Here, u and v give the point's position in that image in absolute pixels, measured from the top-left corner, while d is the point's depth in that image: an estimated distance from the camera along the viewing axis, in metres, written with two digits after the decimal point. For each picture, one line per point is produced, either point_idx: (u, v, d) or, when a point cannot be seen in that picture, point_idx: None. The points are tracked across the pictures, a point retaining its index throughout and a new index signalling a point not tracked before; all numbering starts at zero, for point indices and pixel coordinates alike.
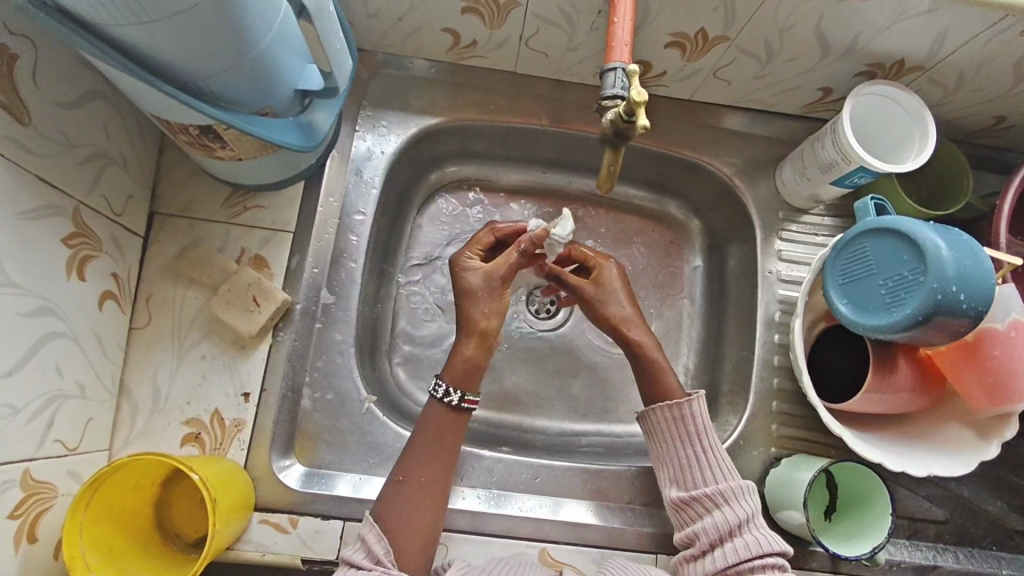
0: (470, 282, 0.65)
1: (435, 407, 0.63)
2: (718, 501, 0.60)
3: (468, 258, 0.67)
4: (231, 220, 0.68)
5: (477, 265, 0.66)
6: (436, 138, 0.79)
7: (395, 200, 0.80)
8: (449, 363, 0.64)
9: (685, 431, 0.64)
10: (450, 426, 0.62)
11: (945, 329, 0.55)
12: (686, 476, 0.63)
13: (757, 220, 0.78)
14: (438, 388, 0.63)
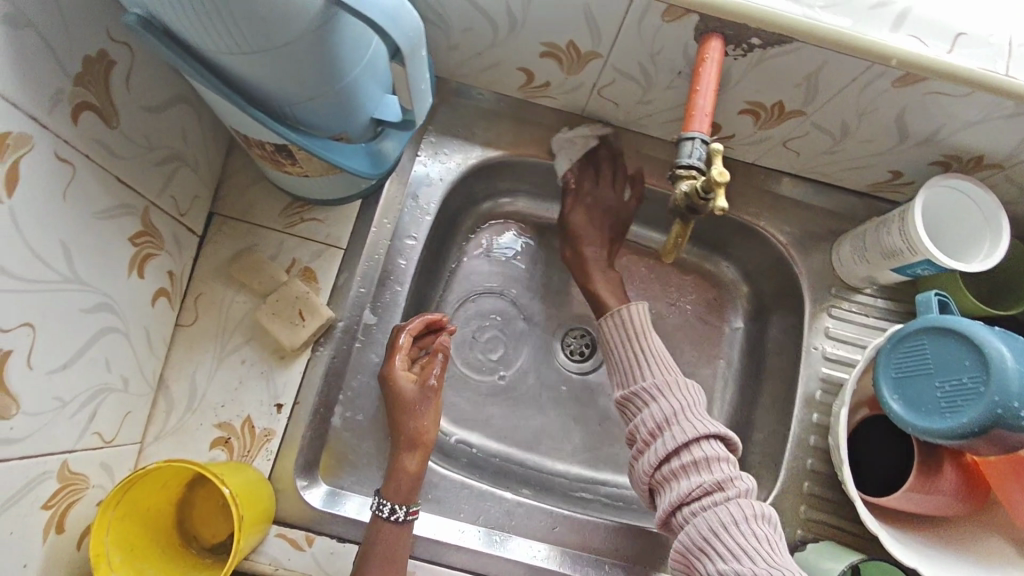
0: (403, 396, 0.66)
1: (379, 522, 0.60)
2: (653, 395, 0.65)
3: (400, 374, 0.66)
4: (286, 229, 0.68)
5: (406, 380, 0.66)
6: (495, 170, 0.79)
7: (445, 226, 0.80)
8: (388, 482, 0.62)
9: (625, 332, 0.70)
10: (397, 541, 0.60)
11: (1000, 441, 0.53)
12: (626, 376, 0.68)
13: (807, 292, 0.76)
14: (383, 507, 0.60)
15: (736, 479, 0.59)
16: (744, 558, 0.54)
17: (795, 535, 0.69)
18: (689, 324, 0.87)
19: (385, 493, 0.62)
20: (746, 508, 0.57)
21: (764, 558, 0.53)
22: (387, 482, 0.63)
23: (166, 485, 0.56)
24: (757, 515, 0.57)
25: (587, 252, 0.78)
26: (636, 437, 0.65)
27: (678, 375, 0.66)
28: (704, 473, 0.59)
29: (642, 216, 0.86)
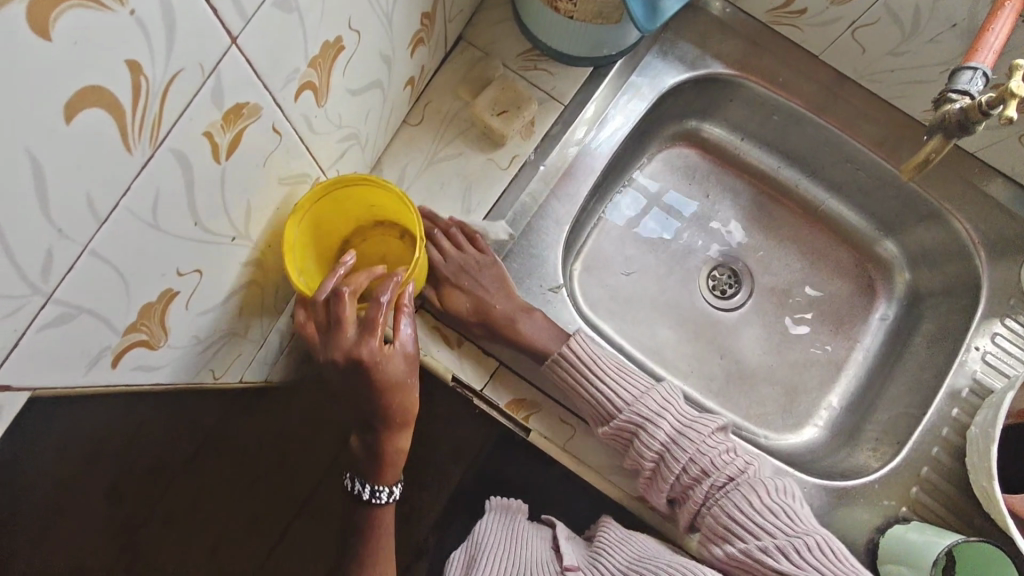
0: (383, 375, 0.54)
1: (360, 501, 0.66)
2: (639, 423, 0.64)
3: (370, 349, 0.53)
4: (519, 71, 0.73)
5: (373, 357, 0.53)
6: (712, 87, 0.81)
7: (645, 128, 0.84)
8: (381, 470, 0.63)
9: (572, 365, 0.65)
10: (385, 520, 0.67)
11: None
12: (601, 409, 0.64)
13: (984, 295, 0.75)
14: (379, 493, 0.65)
15: (736, 465, 0.62)
16: (774, 530, 0.58)
17: (899, 511, 0.69)
18: (837, 299, 0.87)
19: (365, 477, 0.64)
20: (762, 485, 0.61)
21: (786, 529, 0.58)
22: (367, 465, 0.63)
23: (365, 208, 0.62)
24: (779, 488, 0.61)
25: (524, 329, 0.66)
26: (642, 467, 0.64)
27: (651, 389, 0.66)
28: (717, 471, 0.62)
29: (829, 179, 0.86)
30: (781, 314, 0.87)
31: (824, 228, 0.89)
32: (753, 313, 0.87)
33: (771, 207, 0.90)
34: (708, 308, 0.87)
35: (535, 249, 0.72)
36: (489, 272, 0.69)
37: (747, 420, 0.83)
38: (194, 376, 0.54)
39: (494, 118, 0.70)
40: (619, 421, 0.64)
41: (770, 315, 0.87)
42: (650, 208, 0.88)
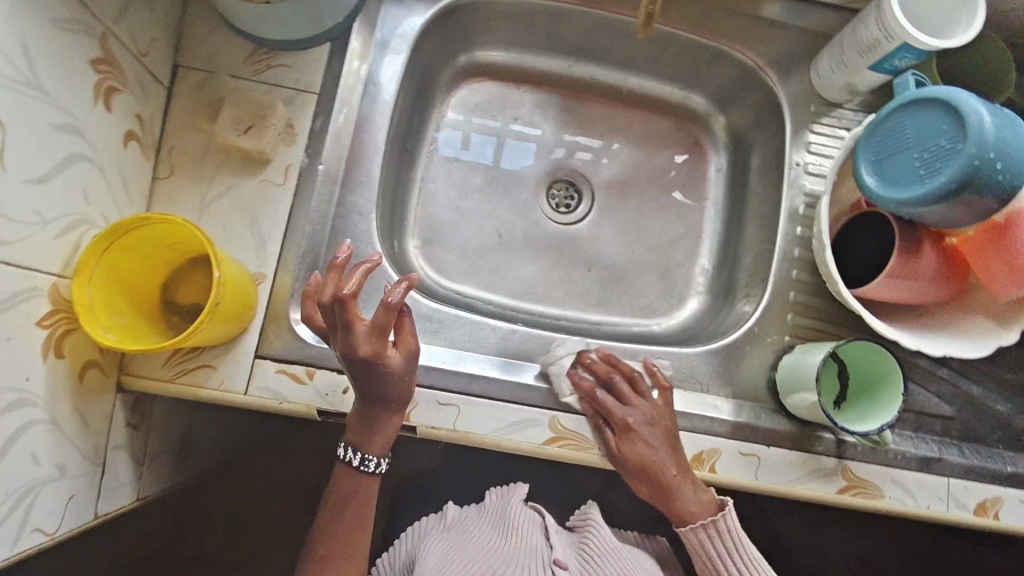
0: (386, 368, 0.52)
1: (349, 474, 0.62)
2: None
3: (370, 347, 0.51)
4: (254, 77, 0.67)
5: (375, 355, 0.51)
6: (463, 14, 0.77)
7: (418, 80, 0.79)
8: (371, 439, 0.60)
9: (729, 544, 0.65)
10: (365, 499, 0.63)
11: (968, 205, 0.56)
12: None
13: (787, 113, 0.76)
14: (368, 463, 0.61)
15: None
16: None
17: (784, 342, 0.71)
18: (671, 168, 0.87)
19: (360, 445, 0.60)
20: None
21: None
22: (360, 437, 0.60)
23: (174, 244, 0.57)
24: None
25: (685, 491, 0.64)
26: None
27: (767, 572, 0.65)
28: None
29: (617, 59, 0.85)
30: (627, 204, 0.87)
31: (634, 106, 0.88)
32: (601, 216, 0.87)
33: (578, 107, 0.88)
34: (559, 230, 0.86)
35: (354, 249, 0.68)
36: (648, 432, 0.64)
37: (634, 315, 0.83)
38: (14, 545, 0.48)
39: (243, 138, 0.63)
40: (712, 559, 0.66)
41: (618, 210, 0.87)
42: (464, 156, 0.85)
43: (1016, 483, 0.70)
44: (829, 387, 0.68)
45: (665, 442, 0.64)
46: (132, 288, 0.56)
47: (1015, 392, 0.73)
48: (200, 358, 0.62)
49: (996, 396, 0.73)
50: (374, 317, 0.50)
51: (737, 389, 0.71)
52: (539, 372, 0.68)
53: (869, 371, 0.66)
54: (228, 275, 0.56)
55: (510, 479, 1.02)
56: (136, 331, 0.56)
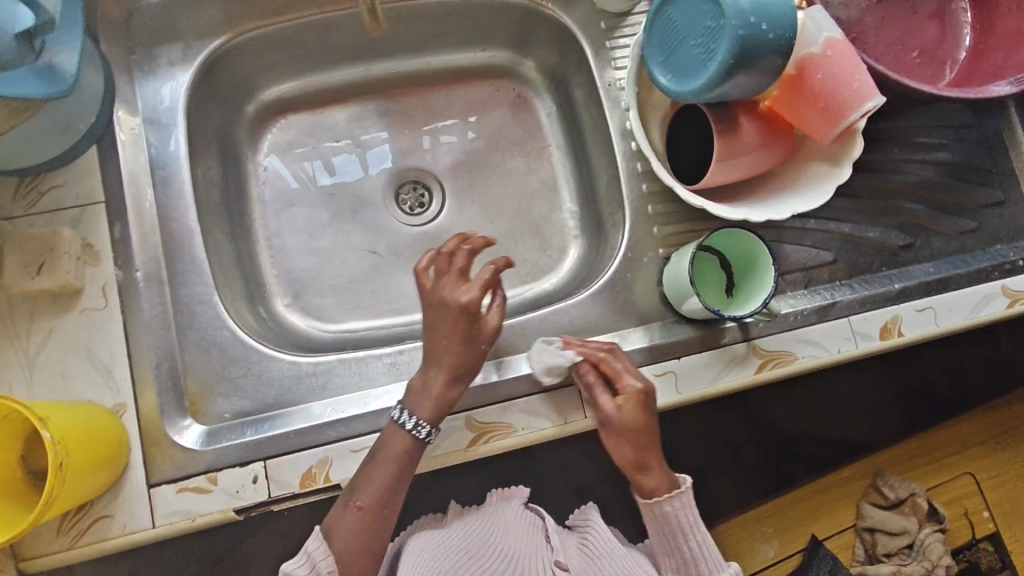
0: (461, 321, 0.62)
1: (400, 436, 0.60)
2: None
3: (469, 295, 0.63)
4: (31, 211, 0.62)
5: (450, 307, 0.63)
6: (230, 60, 0.73)
7: (216, 141, 0.75)
8: (428, 402, 0.61)
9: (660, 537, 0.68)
10: (408, 458, 0.60)
11: (754, 72, 0.56)
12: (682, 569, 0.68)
13: (583, 39, 0.75)
14: (421, 428, 0.60)
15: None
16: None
17: (661, 256, 0.72)
18: (506, 129, 0.86)
19: (415, 409, 0.61)
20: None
21: None
22: (417, 399, 0.61)
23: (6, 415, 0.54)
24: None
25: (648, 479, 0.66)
26: None
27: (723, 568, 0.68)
28: None
29: (409, 45, 0.82)
30: (477, 180, 0.86)
31: (447, 85, 0.86)
32: (458, 201, 0.85)
33: (394, 106, 0.85)
34: (424, 231, 0.84)
35: (210, 338, 0.64)
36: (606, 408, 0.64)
37: (524, 283, 0.83)
38: None
39: (40, 278, 0.59)
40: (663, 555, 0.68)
41: (470, 188, 0.85)
42: (300, 199, 0.81)
43: (909, 297, 0.74)
44: (712, 295, 0.69)
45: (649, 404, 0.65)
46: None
47: (880, 215, 0.77)
48: (93, 511, 0.58)
49: (865, 226, 0.76)
50: (477, 274, 0.64)
51: (636, 315, 0.71)
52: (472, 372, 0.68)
53: (721, 266, 0.70)
54: (68, 425, 0.52)
55: (484, 475, 1.02)
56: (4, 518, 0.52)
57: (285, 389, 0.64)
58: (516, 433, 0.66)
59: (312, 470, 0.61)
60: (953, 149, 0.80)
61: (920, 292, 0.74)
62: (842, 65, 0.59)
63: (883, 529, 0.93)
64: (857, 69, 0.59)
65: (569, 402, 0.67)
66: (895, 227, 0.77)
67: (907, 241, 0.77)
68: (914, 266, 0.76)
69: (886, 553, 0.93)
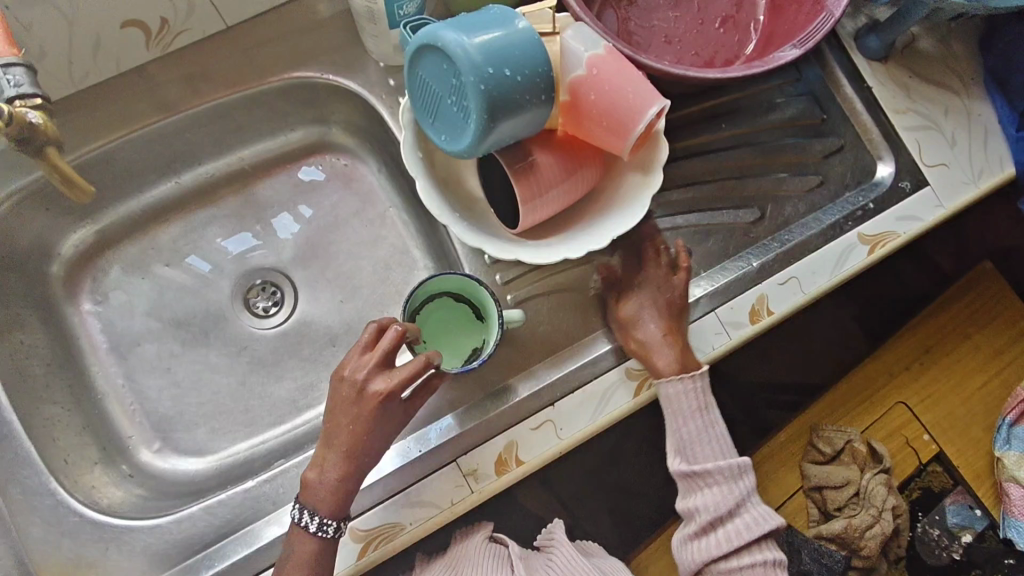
0: (378, 416, 0.56)
1: (305, 538, 0.56)
2: (715, 481, 0.69)
3: (383, 389, 0.55)
4: None
5: (361, 403, 0.56)
6: (11, 223, 0.68)
7: (28, 308, 0.70)
8: (329, 501, 0.56)
9: (695, 402, 0.68)
10: (320, 560, 0.56)
11: (517, 116, 0.54)
12: (689, 449, 0.70)
13: (376, 101, 0.72)
14: (327, 527, 0.56)
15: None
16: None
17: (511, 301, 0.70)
18: (341, 203, 0.82)
19: (314, 508, 0.56)
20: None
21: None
22: (314, 497, 0.57)
23: None
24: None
25: (660, 360, 0.66)
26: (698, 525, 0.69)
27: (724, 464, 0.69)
28: (759, 560, 0.69)
29: (211, 147, 0.78)
30: (325, 262, 0.82)
31: (269, 174, 0.82)
32: (311, 289, 0.81)
33: (217, 210, 0.81)
34: (285, 330, 0.80)
35: (59, 526, 0.60)
36: (654, 313, 0.68)
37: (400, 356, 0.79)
38: None
39: None
40: (695, 457, 0.70)
41: (321, 273, 0.81)
42: (144, 334, 0.77)
43: (770, 272, 0.72)
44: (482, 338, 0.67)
45: (665, 344, 0.67)
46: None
47: (724, 197, 0.76)
48: None
49: (711, 212, 0.75)
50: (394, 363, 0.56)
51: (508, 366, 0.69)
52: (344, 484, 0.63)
53: (449, 355, 0.67)
54: None
55: None
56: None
57: (154, 557, 0.61)
58: (405, 530, 0.63)
59: None
60: (779, 108, 0.78)
61: (779, 264, 0.72)
62: (614, 80, 0.57)
63: (829, 485, 0.92)
64: (629, 79, 0.58)
65: (451, 481, 0.64)
66: (741, 204, 0.75)
67: (756, 215, 0.75)
68: (768, 238, 0.74)
69: (838, 507, 0.91)
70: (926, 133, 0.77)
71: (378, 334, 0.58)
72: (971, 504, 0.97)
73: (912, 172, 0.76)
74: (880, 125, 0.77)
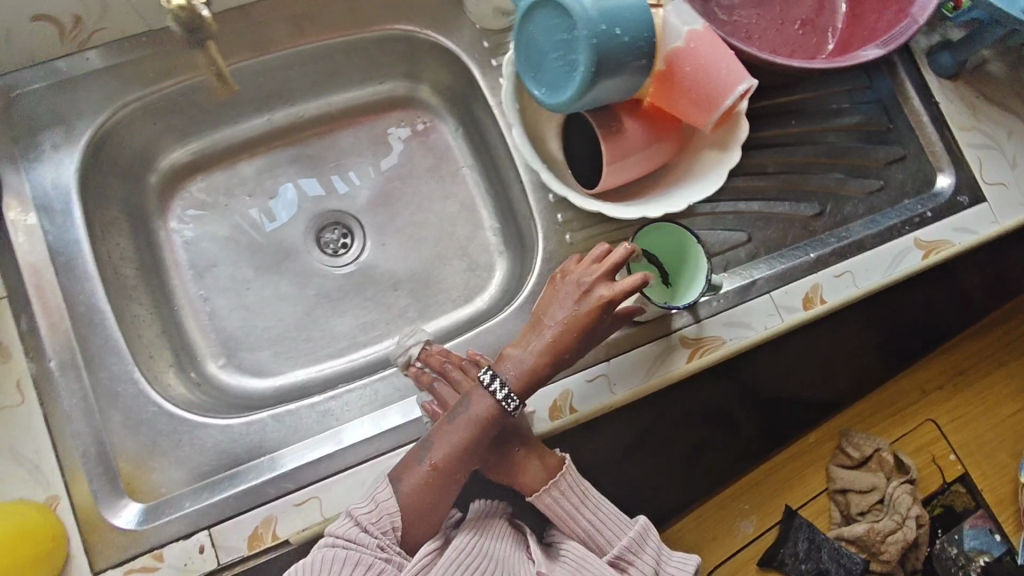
0: (590, 323, 0.60)
1: (488, 401, 0.59)
2: (630, 556, 0.62)
3: (607, 294, 0.59)
4: None
5: (584, 300, 0.60)
6: (121, 133, 0.72)
7: (122, 215, 0.75)
8: (522, 374, 0.59)
9: (575, 498, 0.63)
10: (484, 429, 0.59)
11: (620, 73, 0.57)
12: (586, 544, 0.63)
13: (469, 60, 0.76)
14: (510, 400, 0.59)
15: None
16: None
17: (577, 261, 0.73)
18: (416, 157, 0.87)
19: (506, 377, 0.59)
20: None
21: None
22: (508, 368, 0.60)
23: None
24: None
25: (526, 477, 0.63)
26: None
27: (628, 527, 0.64)
28: None
29: (305, 89, 0.82)
30: (396, 212, 0.86)
31: (352, 122, 0.86)
32: (380, 236, 0.85)
33: (300, 150, 0.85)
34: (351, 271, 0.84)
35: (138, 415, 0.64)
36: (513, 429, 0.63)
37: (456, 308, 0.83)
38: None
39: None
40: (596, 548, 0.63)
41: (391, 222, 0.85)
42: (221, 258, 0.81)
43: (826, 264, 0.75)
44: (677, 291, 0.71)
45: (530, 461, 0.63)
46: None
47: (789, 189, 0.78)
48: None
49: (774, 200, 0.78)
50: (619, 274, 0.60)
51: None
52: (367, 424, 0.65)
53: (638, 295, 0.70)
54: None
55: None
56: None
57: (221, 455, 0.64)
58: None
59: (257, 531, 0.61)
60: (848, 112, 0.81)
61: (835, 258, 0.75)
62: (707, 57, 0.60)
63: (854, 489, 0.94)
64: (722, 58, 0.61)
65: None
66: (804, 197, 0.78)
67: (816, 209, 0.78)
68: (825, 233, 0.77)
69: (861, 512, 0.94)
70: (989, 152, 0.80)
71: (607, 252, 0.62)
72: (991, 528, 0.98)
73: (971, 188, 0.79)
74: (944, 140, 0.80)
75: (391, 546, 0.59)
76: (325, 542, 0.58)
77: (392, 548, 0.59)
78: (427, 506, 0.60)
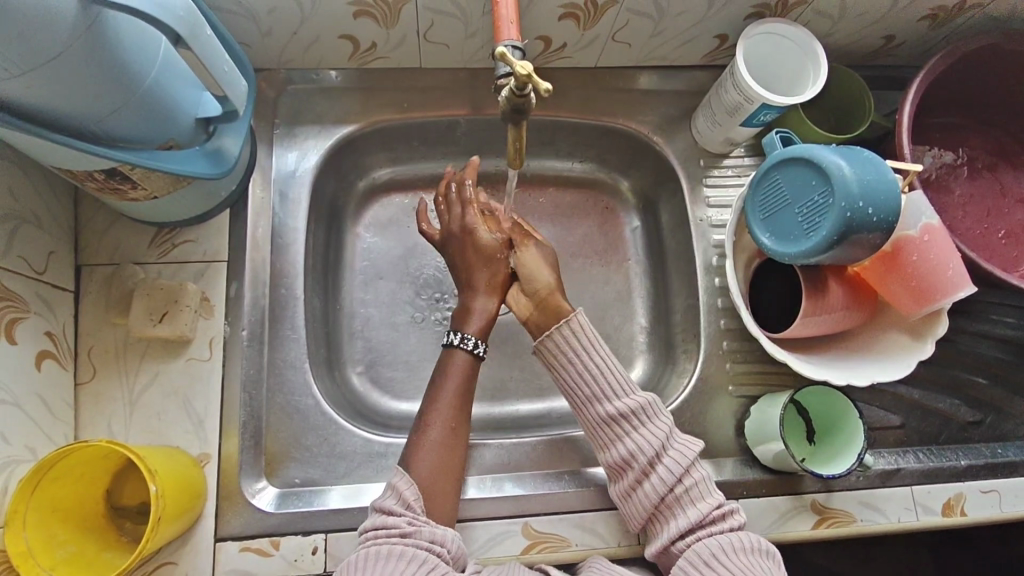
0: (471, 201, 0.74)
1: (459, 353, 0.68)
2: (638, 412, 0.64)
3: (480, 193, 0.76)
4: (161, 259, 0.66)
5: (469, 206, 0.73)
6: (356, 143, 0.79)
7: (327, 210, 0.80)
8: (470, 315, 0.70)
9: (582, 342, 0.66)
10: (468, 371, 0.67)
11: (860, 243, 0.59)
12: (596, 392, 0.65)
13: (681, 172, 0.79)
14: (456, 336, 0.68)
15: None
16: None
17: (729, 391, 0.74)
18: (590, 239, 0.88)
19: (462, 328, 0.70)
20: (735, 539, 0.58)
21: None
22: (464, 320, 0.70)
23: (110, 457, 0.56)
24: (754, 547, 0.58)
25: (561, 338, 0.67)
26: (629, 470, 0.63)
27: (638, 394, 0.65)
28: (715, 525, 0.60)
29: None
30: None
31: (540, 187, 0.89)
32: None
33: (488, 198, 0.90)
34: (498, 322, 0.86)
35: (296, 404, 0.68)
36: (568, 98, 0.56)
37: None
38: None
39: (160, 326, 0.63)
40: (599, 393, 0.65)
41: None
42: (388, 273, 0.84)
43: (974, 475, 0.73)
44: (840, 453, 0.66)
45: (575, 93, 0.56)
46: (74, 509, 0.55)
47: (955, 387, 0.77)
48: (159, 557, 0.61)
49: (938, 395, 0.77)
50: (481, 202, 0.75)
51: (710, 447, 0.73)
52: (501, 480, 0.69)
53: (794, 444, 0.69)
54: (171, 479, 0.56)
55: None
56: (86, 555, 0.54)
57: (354, 466, 0.68)
58: (569, 548, 0.66)
59: None
60: None
61: (986, 473, 0.73)
62: (938, 255, 0.62)
63: None
64: (952, 258, 0.62)
65: (624, 524, 0.67)
66: (968, 401, 0.77)
67: (976, 417, 0.77)
68: (978, 444, 0.76)
69: None
70: None
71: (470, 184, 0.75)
72: None
73: None
74: None
75: (421, 517, 0.58)
76: (364, 532, 0.57)
77: (421, 518, 0.58)
78: (452, 457, 0.63)
